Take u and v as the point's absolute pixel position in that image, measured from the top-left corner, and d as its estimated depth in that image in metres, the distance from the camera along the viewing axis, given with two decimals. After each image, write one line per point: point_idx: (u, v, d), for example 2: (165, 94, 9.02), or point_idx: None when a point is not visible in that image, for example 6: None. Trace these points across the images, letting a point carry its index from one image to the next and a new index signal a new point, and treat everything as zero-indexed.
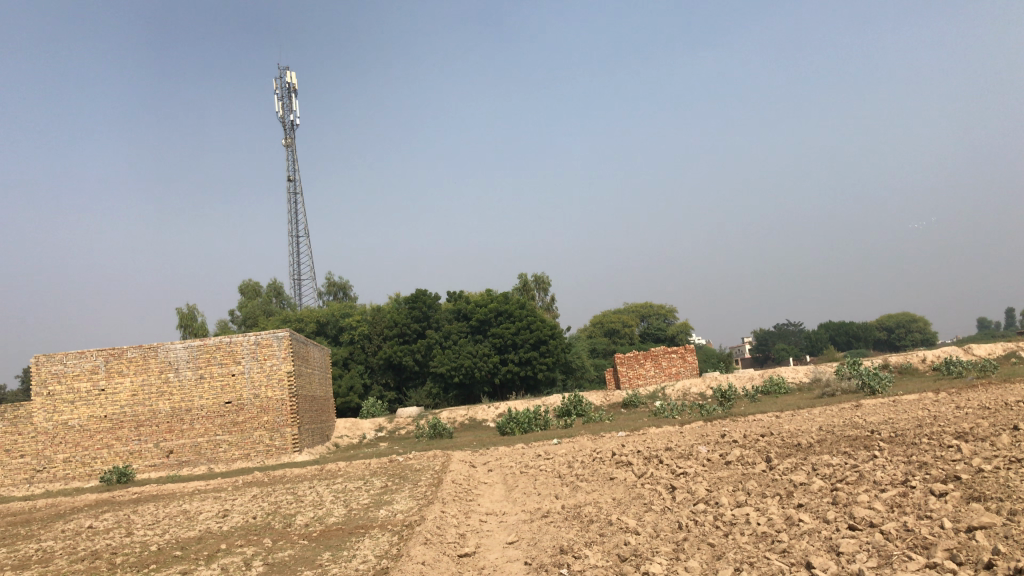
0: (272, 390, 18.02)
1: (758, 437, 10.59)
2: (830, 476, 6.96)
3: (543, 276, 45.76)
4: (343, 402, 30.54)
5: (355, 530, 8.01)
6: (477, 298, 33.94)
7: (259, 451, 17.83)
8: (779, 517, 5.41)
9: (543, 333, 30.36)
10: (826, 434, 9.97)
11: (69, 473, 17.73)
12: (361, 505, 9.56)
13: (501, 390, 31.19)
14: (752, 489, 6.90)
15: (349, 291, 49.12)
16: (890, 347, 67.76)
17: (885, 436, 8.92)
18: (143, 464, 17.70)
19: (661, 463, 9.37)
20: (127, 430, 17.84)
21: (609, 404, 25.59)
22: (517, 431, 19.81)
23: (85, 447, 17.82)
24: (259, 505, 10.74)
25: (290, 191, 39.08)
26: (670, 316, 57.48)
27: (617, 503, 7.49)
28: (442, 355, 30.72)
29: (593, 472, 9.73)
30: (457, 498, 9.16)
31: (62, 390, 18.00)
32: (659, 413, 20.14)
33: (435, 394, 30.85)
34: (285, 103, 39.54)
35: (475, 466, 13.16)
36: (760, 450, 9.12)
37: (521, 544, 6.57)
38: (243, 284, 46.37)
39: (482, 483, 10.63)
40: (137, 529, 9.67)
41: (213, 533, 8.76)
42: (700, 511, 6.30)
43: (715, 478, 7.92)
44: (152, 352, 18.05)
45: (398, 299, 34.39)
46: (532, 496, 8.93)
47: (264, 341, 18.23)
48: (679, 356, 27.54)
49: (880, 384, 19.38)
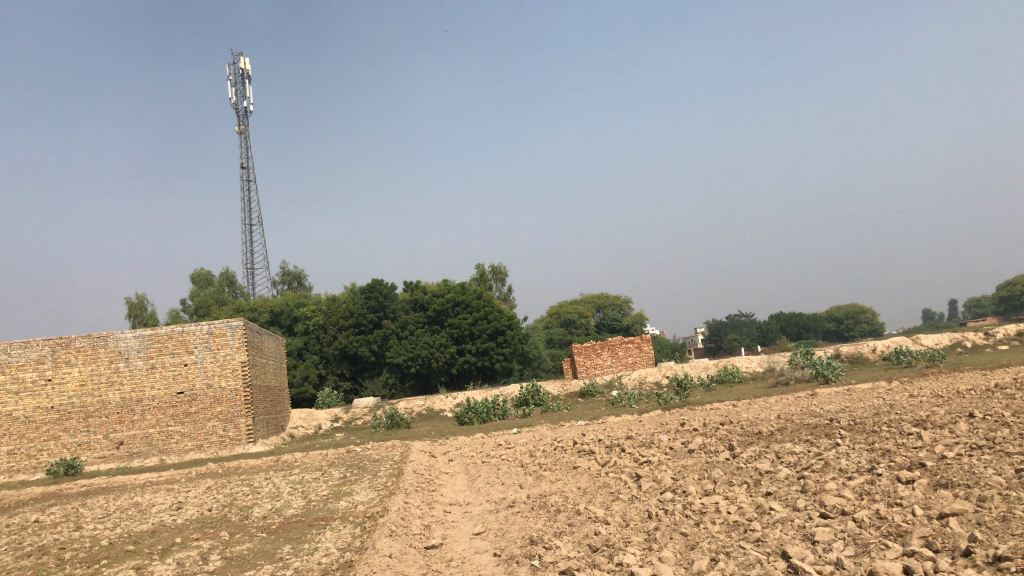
0: (225, 379, 17.66)
1: (718, 426, 10.59)
2: (795, 464, 6.96)
3: (500, 267, 45.66)
4: (297, 392, 30.17)
5: (315, 522, 7.82)
6: (435, 288, 33.81)
7: (213, 442, 17.47)
8: (751, 506, 5.37)
9: (500, 323, 30.31)
10: (786, 422, 10.02)
11: (14, 466, 17.18)
12: (320, 497, 9.37)
13: (458, 379, 31.01)
14: (719, 478, 6.87)
15: (304, 280, 48.48)
16: (838, 337, 69.35)
17: (845, 424, 8.98)
18: (92, 456, 17.22)
19: (624, 452, 9.32)
20: (75, 421, 17.33)
21: (567, 394, 25.61)
22: (475, 421, 19.68)
23: (32, 439, 17.28)
24: (214, 498, 10.47)
25: (244, 179, 38.43)
26: (625, 307, 57.84)
27: (583, 493, 7.42)
28: (398, 345, 30.46)
29: (556, 461, 9.65)
30: (419, 488, 9.01)
31: (6, 380, 17.42)
32: (616, 402, 20.21)
33: (391, 385, 30.60)
34: (238, 89, 38.77)
35: (435, 456, 13.01)
36: (723, 439, 9.12)
37: (488, 536, 6.46)
38: (194, 273, 45.46)
39: (443, 474, 10.48)
40: (86, 523, 9.36)
41: (166, 526, 8.51)
42: (669, 500, 6.24)
43: (680, 466, 7.89)
44: (101, 341, 17.54)
45: (354, 289, 34.05)
46: (495, 486, 8.83)
47: (217, 330, 17.85)
48: (635, 346, 27.60)
49: (833, 373, 19.64)
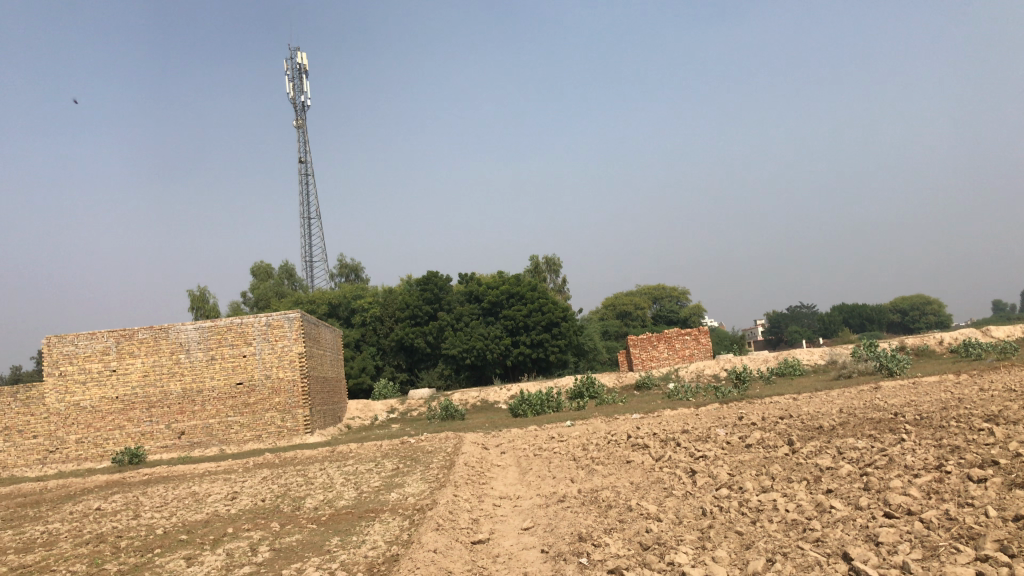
0: (283, 370, 17.85)
1: (777, 420, 10.29)
2: (857, 460, 6.68)
3: (554, 258, 45.41)
4: (355, 383, 30.50)
5: (365, 514, 7.79)
6: (489, 280, 33.75)
7: (271, 432, 17.70)
8: (809, 504, 5.14)
9: (555, 315, 30.05)
10: (849, 416, 9.68)
11: (81, 454, 17.66)
12: (372, 488, 9.37)
13: (513, 371, 30.97)
14: (777, 474, 6.63)
15: (361, 272, 48.98)
16: (903, 329, 67.65)
17: (910, 419, 8.63)
18: (155, 445, 17.60)
19: (679, 446, 9.10)
20: (139, 411, 17.72)
21: (623, 386, 25.36)
22: (529, 413, 19.58)
23: (98, 428, 17.73)
24: (269, 488, 10.56)
25: (302, 173, 38.97)
26: (682, 299, 57.15)
27: (635, 488, 7.24)
28: (454, 337, 30.61)
29: (609, 455, 9.48)
30: (470, 481, 8.94)
31: (73, 371, 17.88)
32: (673, 394, 19.90)
33: (447, 375, 30.77)
34: (296, 84, 39.26)
35: (488, 448, 12.95)
36: (782, 433, 8.83)
37: (537, 531, 6.34)
38: (255, 265, 46.28)
39: (495, 466, 10.40)
40: (144, 512, 9.51)
41: (220, 516, 8.58)
42: (724, 497, 6.03)
43: (737, 461, 7.66)
44: (163, 333, 17.88)
45: (410, 281, 34.31)
46: (547, 479, 8.71)
47: (275, 322, 18.04)
48: (692, 338, 27.17)
49: (898, 366, 19.03)
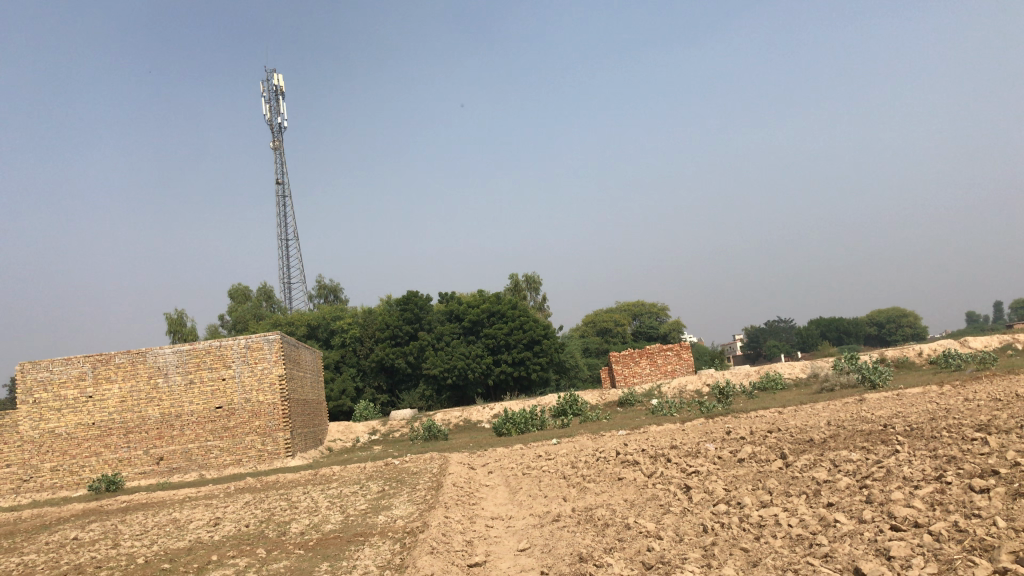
0: (263, 393, 17.59)
1: (766, 434, 10.18)
2: (854, 472, 6.59)
3: (534, 276, 45.43)
4: (335, 405, 30.14)
5: (353, 538, 7.61)
6: (469, 299, 33.62)
7: (251, 456, 17.39)
8: (813, 518, 5.04)
9: (536, 332, 29.94)
10: (838, 429, 9.62)
11: (57, 482, 17.26)
12: (358, 511, 9.17)
13: (495, 390, 30.78)
14: (774, 488, 6.53)
15: (340, 293, 48.68)
16: (880, 342, 68.22)
17: (901, 430, 8.57)
18: (133, 472, 17.24)
19: (670, 462, 8.99)
20: (116, 437, 17.37)
21: (606, 403, 25.23)
22: (513, 432, 19.40)
23: (74, 455, 17.35)
24: (252, 513, 10.31)
25: (279, 194, 38.72)
26: (662, 315, 57.22)
27: (630, 505, 7.12)
28: (435, 356, 30.33)
29: (599, 472, 9.34)
30: (459, 502, 8.76)
31: (48, 398, 17.51)
32: (656, 410, 19.79)
33: (428, 397, 30.41)
34: (272, 106, 39.08)
35: (475, 468, 12.76)
36: (773, 447, 8.75)
37: (534, 552, 6.18)
38: (232, 288, 45.78)
39: (484, 486, 10.22)
40: (123, 541, 9.25)
41: (203, 544, 8.36)
42: (724, 513, 5.91)
43: (731, 476, 7.56)
44: (140, 357, 17.59)
45: (390, 301, 34.07)
46: (538, 499, 8.56)
47: (255, 344, 17.79)
48: (674, 354, 27.14)
49: (881, 378, 19.02)
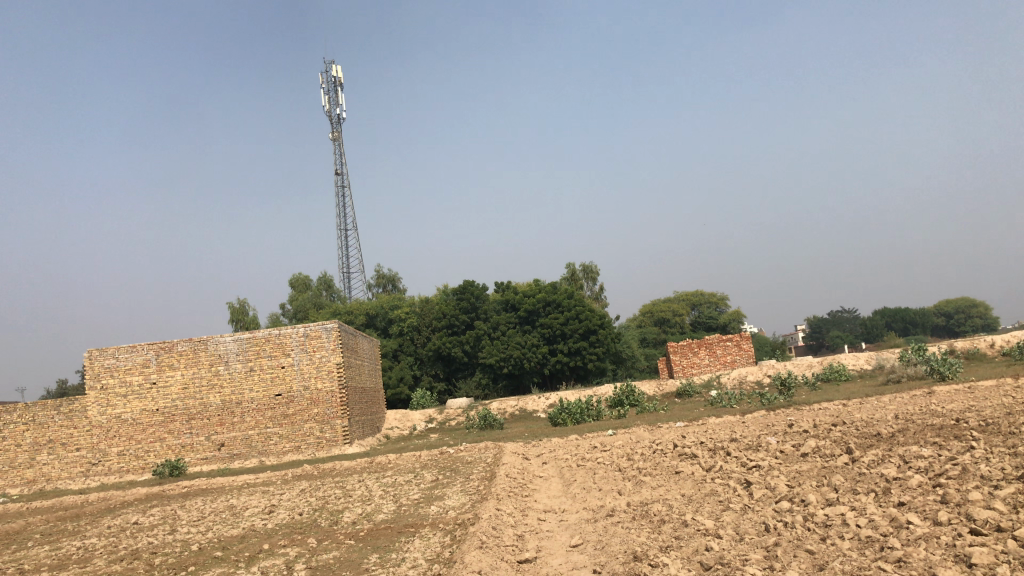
0: (321, 381, 17.70)
1: (831, 427, 9.80)
2: (926, 469, 6.22)
3: (591, 265, 45.03)
4: (393, 393, 30.38)
5: (404, 529, 7.52)
6: (526, 288, 33.41)
7: (310, 443, 17.54)
8: (883, 518, 4.74)
9: (592, 322, 29.44)
10: (908, 423, 9.19)
11: (123, 466, 17.68)
12: (411, 501, 9.12)
13: (551, 380, 30.59)
14: (840, 485, 6.21)
15: (398, 282, 49.03)
16: (947, 332, 66.22)
17: (975, 425, 8.12)
18: (195, 458, 17.53)
19: (730, 456, 8.70)
20: (179, 423, 17.68)
21: (663, 394, 24.88)
22: (568, 422, 19.17)
23: (139, 440, 17.73)
24: (307, 501, 10.37)
25: (338, 185, 39.06)
26: (721, 305, 56.29)
27: (688, 501, 6.88)
28: (491, 346, 30.34)
29: (656, 465, 9.09)
30: (512, 493, 8.62)
31: (115, 384, 17.91)
32: (715, 402, 19.37)
33: (484, 385, 30.54)
34: (331, 97, 39.42)
35: (529, 458, 12.63)
36: (838, 441, 8.38)
37: (587, 548, 6.00)
38: (293, 277, 46.42)
39: (537, 478, 10.06)
40: (181, 526, 9.34)
41: (257, 531, 8.38)
42: (786, 511, 5.64)
43: (794, 471, 7.25)
44: (202, 344, 17.84)
45: (447, 290, 34.15)
46: (593, 492, 8.36)
47: (313, 333, 17.91)
48: (734, 344, 26.57)
49: (950, 370, 18.30)
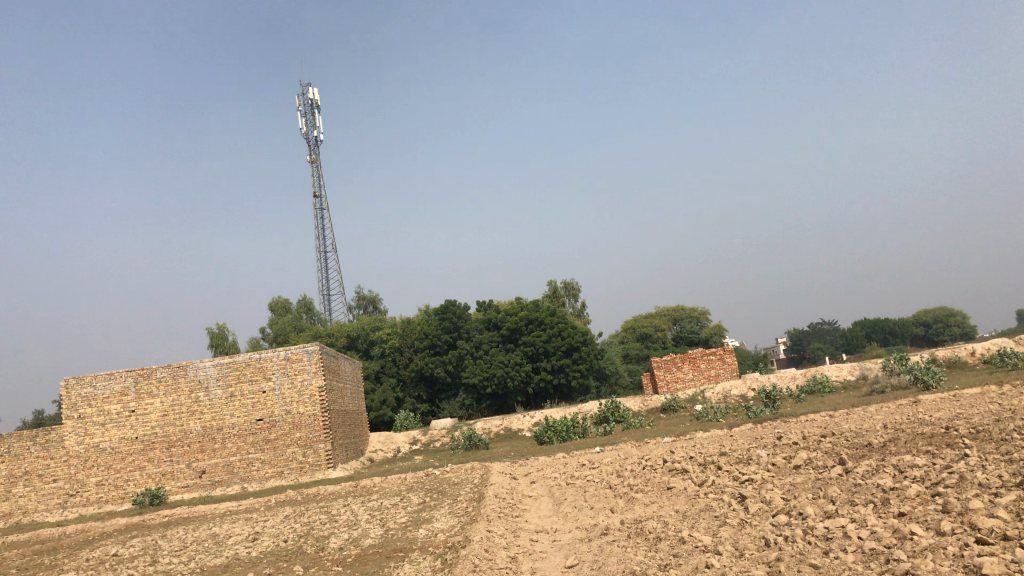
0: (304, 405, 17.46)
1: (820, 438, 9.71)
2: (923, 478, 6.12)
3: (572, 282, 45.05)
4: (376, 415, 30.04)
5: (393, 554, 7.33)
6: (507, 306, 33.29)
7: (293, 468, 17.25)
8: (886, 530, 4.64)
9: (574, 339, 29.37)
10: (898, 432, 9.11)
11: (102, 496, 17.30)
12: (399, 524, 8.93)
13: (535, 398, 30.43)
14: (836, 497, 6.10)
15: (379, 303, 48.75)
16: (927, 342, 66.77)
17: (966, 432, 8.04)
18: (176, 486, 17.19)
19: (721, 469, 8.59)
20: (159, 451, 17.35)
21: (648, 410, 24.78)
22: (554, 440, 19.00)
23: (118, 469, 17.36)
24: (291, 527, 10.14)
25: (317, 208, 38.83)
26: (702, 319, 56.43)
27: (682, 518, 6.74)
28: (474, 365, 30.15)
29: (647, 482, 8.95)
30: (502, 514, 8.46)
31: (92, 413, 17.56)
32: (701, 416, 19.27)
33: (468, 405, 30.28)
34: (308, 119, 39.29)
35: (516, 478, 12.46)
36: (830, 452, 8.28)
37: (583, 569, 5.85)
38: (273, 300, 46.02)
39: (526, 498, 9.89)
40: (161, 557, 9.09)
41: (241, 560, 8.15)
42: (784, 526, 5.52)
43: (789, 484, 7.13)
44: (181, 370, 17.55)
45: (428, 311, 33.98)
46: (583, 510, 8.22)
47: (295, 356, 17.69)
48: (717, 358, 26.55)
49: (933, 380, 18.33)
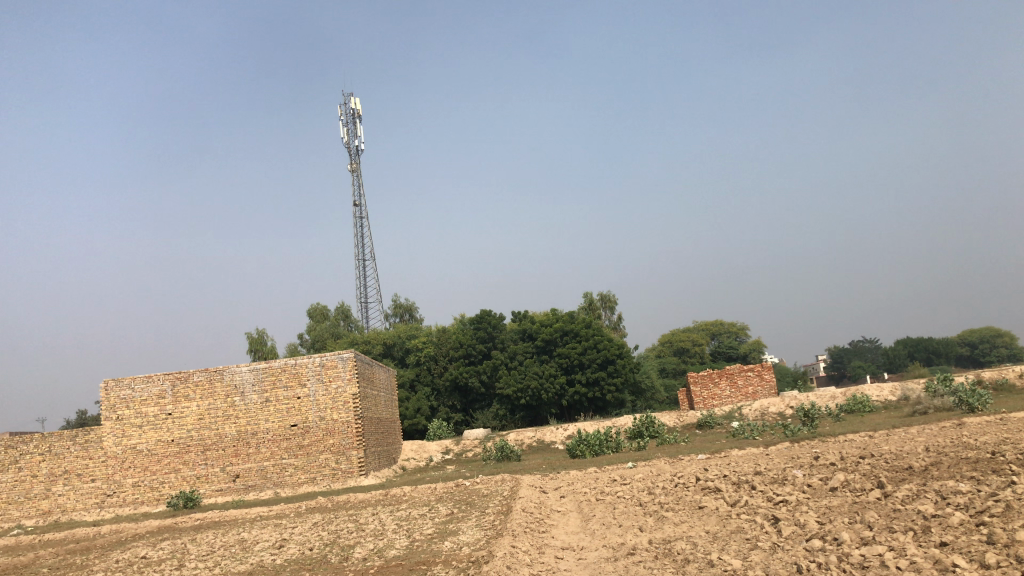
0: (337, 412, 17.47)
1: (859, 460, 9.42)
2: (966, 506, 5.86)
3: (609, 294, 44.84)
4: (410, 424, 30.03)
5: (416, 567, 7.22)
6: (543, 317, 33.14)
7: (325, 475, 17.25)
8: (926, 560, 4.43)
9: (609, 353, 29.09)
10: (941, 455, 8.79)
11: (138, 498, 17.47)
12: (425, 536, 8.83)
13: (569, 411, 30.22)
14: (874, 523, 5.87)
15: (416, 312, 48.86)
16: (973, 363, 65.14)
17: (1013, 458, 7.73)
18: (210, 489, 17.28)
19: (755, 490, 8.36)
20: (194, 454, 17.47)
21: (684, 425, 24.42)
22: (587, 454, 18.80)
23: (154, 471, 17.53)
24: (319, 535, 10.08)
25: (357, 216, 39.10)
26: (742, 335, 55.76)
27: (712, 539, 6.55)
28: (508, 376, 30.05)
29: (678, 500, 8.74)
30: (529, 529, 8.31)
31: (130, 415, 17.76)
32: (737, 433, 18.92)
33: (502, 416, 30.20)
34: (350, 129, 39.64)
35: (547, 492, 12.30)
36: (868, 475, 8.02)
37: None
38: (311, 307, 46.38)
39: (555, 512, 9.75)
40: (189, 561, 9.09)
41: (266, 567, 8.12)
42: (819, 551, 5.31)
43: (824, 507, 6.90)
44: (218, 375, 17.69)
45: (463, 321, 33.95)
46: (613, 528, 8.05)
47: (329, 363, 17.72)
48: (755, 374, 26.12)
49: (979, 402, 17.76)
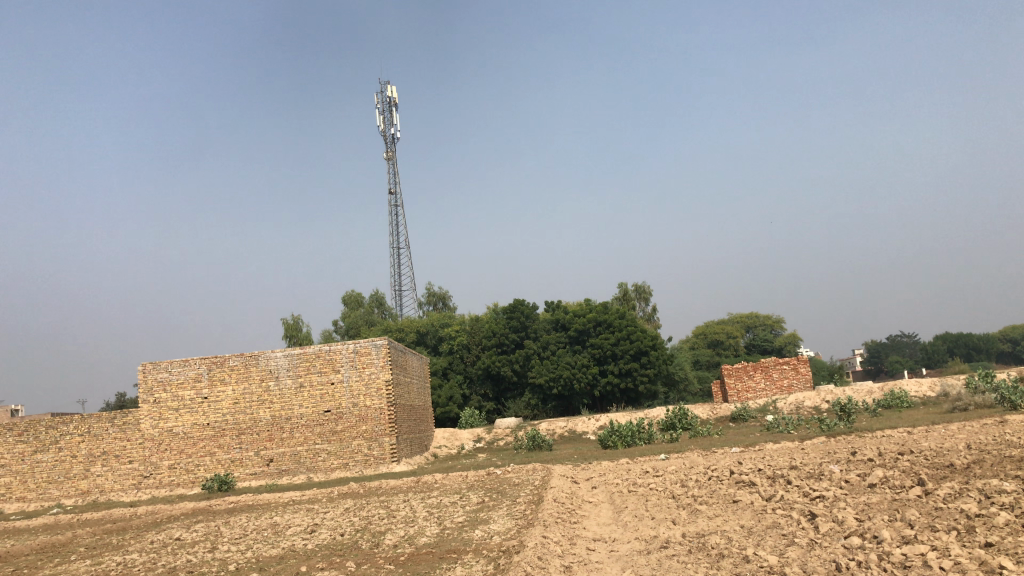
0: (370, 398, 17.55)
1: (898, 456, 9.20)
2: (1011, 506, 5.68)
3: (644, 286, 44.56)
4: (442, 412, 30.12)
5: (447, 555, 7.19)
6: (577, 307, 33.01)
7: (358, 461, 17.34)
8: (972, 562, 4.30)
9: (643, 343, 28.80)
10: (982, 453, 8.56)
11: (174, 480, 17.71)
12: (456, 524, 8.82)
13: (602, 401, 30.08)
14: (915, 521, 5.72)
15: (449, 301, 48.94)
16: (1014, 359, 63.77)
17: None
18: (244, 472, 17.46)
19: (791, 485, 8.20)
20: (229, 438, 17.65)
21: (717, 418, 24.17)
22: (619, 445, 18.68)
23: (190, 454, 17.75)
24: (350, 521, 10.11)
25: (391, 204, 39.24)
26: (777, 327, 55.16)
27: (747, 534, 6.43)
28: (541, 365, 29.99)
29: (712, 493, 8.61)
30: (561, 519, 8.26)
31: (167, 397, 17.99)
32: (772, 427, 18.66)
33: (534, 405, 30.14)
34: (385, 117, 39.71)
35: (577, 482, 12.23)
36: (908, 472, 7.83)
37: None
38: (346, 294, 46.67)
39: (587, 503, 9.68)
40: (222, 544, 9.17)
41: (297, 551, 8.15)
42: (858, 549, 5.19)
43: (862, 504, 6.74)
44: (253, 360, 17.84)
45: (497, 310, 33.92)
46: (646, 520, 7.96)
47: (363, 349, 17.81)
48: (791, 368, 25.77)
49: (1021, 399, 17.30)
